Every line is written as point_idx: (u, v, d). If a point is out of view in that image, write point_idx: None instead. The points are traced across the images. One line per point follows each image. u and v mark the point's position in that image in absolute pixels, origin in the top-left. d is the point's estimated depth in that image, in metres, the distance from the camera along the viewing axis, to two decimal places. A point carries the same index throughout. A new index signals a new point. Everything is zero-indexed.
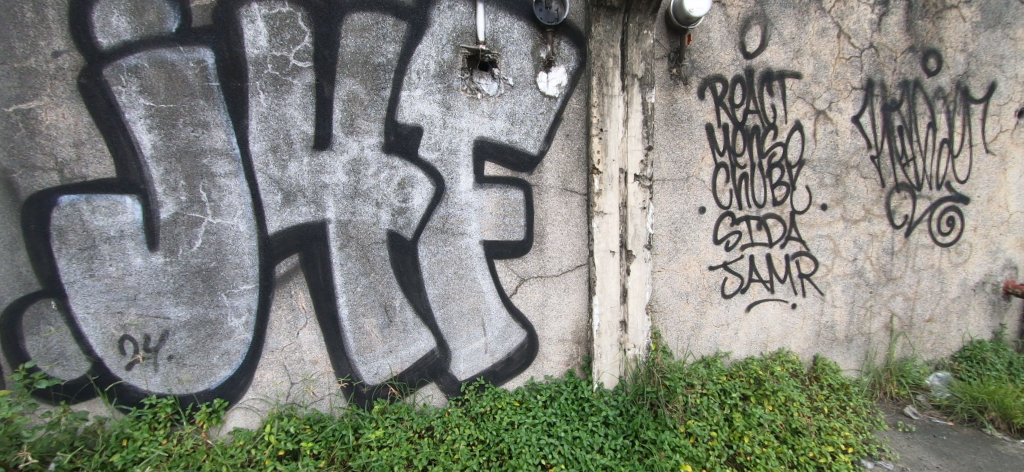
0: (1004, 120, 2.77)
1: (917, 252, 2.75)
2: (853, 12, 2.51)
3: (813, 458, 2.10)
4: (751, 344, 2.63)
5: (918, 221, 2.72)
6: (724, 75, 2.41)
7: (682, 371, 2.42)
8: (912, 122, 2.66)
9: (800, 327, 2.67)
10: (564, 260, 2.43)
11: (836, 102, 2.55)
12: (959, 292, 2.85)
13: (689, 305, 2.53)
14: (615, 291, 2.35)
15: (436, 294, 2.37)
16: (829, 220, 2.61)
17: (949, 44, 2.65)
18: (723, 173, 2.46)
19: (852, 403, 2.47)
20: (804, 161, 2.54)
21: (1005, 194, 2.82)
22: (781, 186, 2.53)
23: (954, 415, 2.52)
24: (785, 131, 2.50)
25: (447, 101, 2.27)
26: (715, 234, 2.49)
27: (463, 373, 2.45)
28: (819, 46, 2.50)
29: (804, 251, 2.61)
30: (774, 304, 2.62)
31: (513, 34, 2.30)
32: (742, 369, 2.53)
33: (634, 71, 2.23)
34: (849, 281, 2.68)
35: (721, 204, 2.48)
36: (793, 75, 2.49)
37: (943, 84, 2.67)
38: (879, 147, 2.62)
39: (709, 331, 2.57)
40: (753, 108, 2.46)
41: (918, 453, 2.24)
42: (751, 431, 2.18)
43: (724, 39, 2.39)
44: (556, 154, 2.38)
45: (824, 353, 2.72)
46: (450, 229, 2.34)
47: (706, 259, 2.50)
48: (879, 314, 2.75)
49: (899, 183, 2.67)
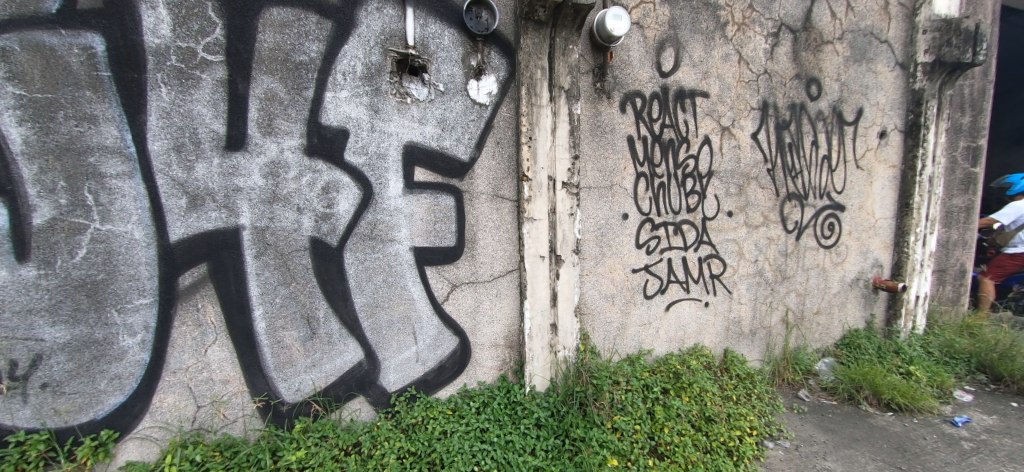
0: (869, 140, 3.25)
1: (805, 253, 3.12)
2: (751, 41, 2.83)
3: (724, 442, 2.29)
4: (670, 341, 2.82)
5: (806, 226, 3.10)
6: (642, 91, 2.60)
7: (609, 369, 2.54)
8: (800, 140, 3.03)
9: (711, 323, 2.91)
10: (495, 266, 2.44)
11: (738, 120, 2.84)
12: (839, 287, 3.27)
13: (615, 306, 2.66)
14: (545, 295, 2.42)
15: (363, 303, 2.28)
16: (734, 225, 2.88)
17: (826, 74, 3.06)
18: (643, 182, 2.63)
19: (756, 390, 2.73)
20: (712, 172, 2.80)
21: (871, 203, 3.30)
22: (693, 194, 2.76)
23: (838, 395, 2.88)
24: (696, 145, 2.74)
25: (375, 104, 2.21)
26: (637, 239, 2.65)
27: (393, 384, 2.38)
28: (723, 69, 2.78)
29: (714, 254, 2.86)
30: (689, 303, 2.84)
31: (443, 40, 2.30)
32: (663, 365, 2.70)
33: (561, 83, 2.34)
34: (752, 280, 2.98)
35: (642, 211, 2.65)
36: (702, 94, 2.74)
37: (823, 108, 3.08)
38: (773, 161, 2.95)
39: (633, 330, 2.72)
40: (669, 123, 2.67)
41: (809, 431, 2.52)
42: (670, 422, 2.33)
43: (643, 58, 2.58)
44: (487, 161, 2.40)
45: (733, 346, 2.99)
46: (379, 236, 2.27)
47: (629, 263, 2.65)
48: (777, 309, 3.08)
49: (790, 193, 3.03)
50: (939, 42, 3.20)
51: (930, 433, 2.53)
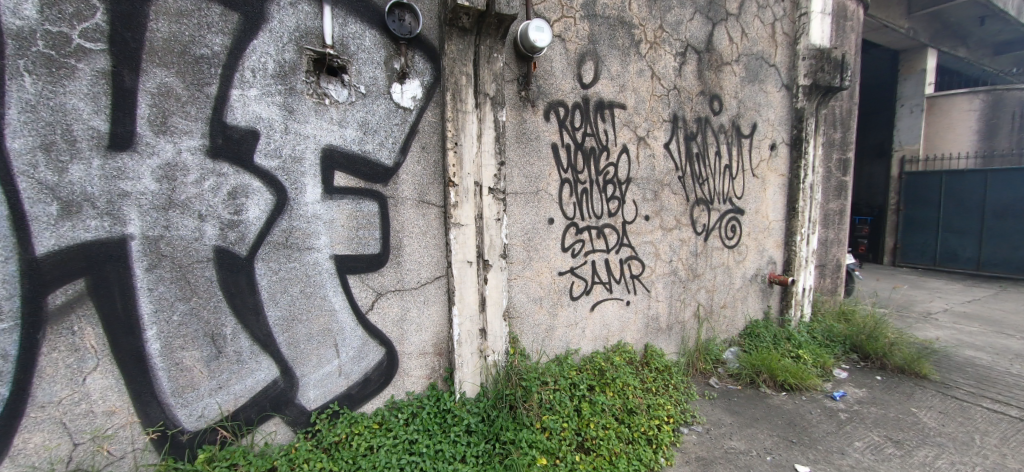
0: (762, 151, 3.66)
1: (712, 253, 3.43)
2: (662, 58, 3.07)
3: (644, 432, 2.43)
4: (596, 340, 2.96)
5: (712, 228, 3.41)
6: (565, 101, 2.71)
7: (538, 370, 2.60)
8: (705, 150, 3.34)
9: (633, 321, 3.10)
10: (422, 273, 2.40)
11: (652, 131, 3.06)
12: (741, 283, 3.64)
13: (543, 309, 2.73)
14: (473, 300, 2.43)
15: (278, 316, 2.13)
16: (651, 228, 3.10)
17: (726, 92, 3.41)
18: (567, 188, 2.74)
19: (672, 381, 2.94)
20: (630, 179, 2.99)
21: (766, 207, 3.72)
22: (614, 199, 2.93)
23: (741, 380, 3.19)
24: (615, 153, 2.91)
25: (289, 105, 2.09)
26: (562, 243, 2.75)
27: (314, 401, 2.24)
28: (638, 84, 2.99)
29: (634, 255, 3.04)
30: (612, 302, 3.00)
31: (364, 41, 2.23)
32: (589, 363, 2.82)
33: (486, 90, 2.38)
34: (667, 279, 3.22)
35: (567, 215, 2.75)
36: (619, 106, 2.92)
37: (724, 122, 3.42)
38: (683, 169, 3.22)
39: (561, 331, 2.81)
40: (590, 132, 2.81)
41: (718, 415, 2.76)
42: (596, 417, 2.42)
43: (565, 69, 2.70)
44: (413, 166, 2.36)
45: (652, 341, 3.20)
46: (295, 244, 2.14)
47: (555, 266, 2.74)
48: (690, 304, 3.35)
49: (698, 198, 3.31)
50: (815, 68, 3.70)
51: (814, 408, 2.87)
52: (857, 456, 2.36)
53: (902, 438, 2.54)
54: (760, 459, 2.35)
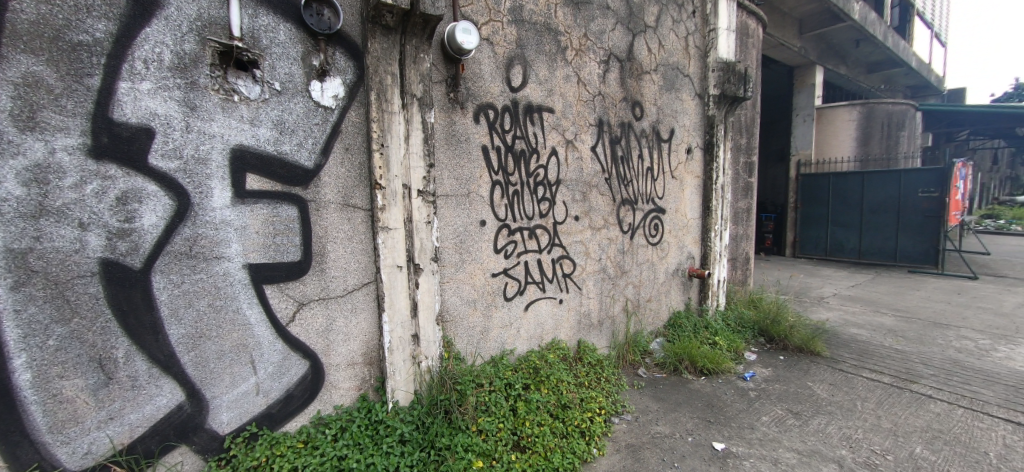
0: (679, 155, 3.94)
1: (638, 250, 3.64)
2: (586, 65, 3.20)
3: (578, 425, 2.51)
4: (531, 339, 3.01)
5: (638, 227, 3.62)
6: (494, 104, 2.73)
7: (474, 372, 2.59)
8: (629, 153, 3.53)
9: (566, 318, 3.20)
10: (349, 279, 2.30)
11: (580, 134, 3.18)
12: (665, 277, 3.89)
13: (477, 311, 2.73)
14: (404, 306, 2.37)
15: (182, 334, 1.92)
16: (581, 228, 3.22)
17: (646, 98, 3.64)
18: (499, 190, 2.77)
19: (604, 374, 3.07)
20: (560, 180, 3.08)
21: (684, 206, 4.02)
22: (545, 201, 3.00)
23: (666, 368, 3.41)
24: (545, 156, 2.99)
25: (191, 100, 1.90)
26: (495, 244, 2.77)
27: (227, 424, 2.05)
28: (565, 89, 3.09)
29: (565, 255, 3.14)
30: (545, 301, 3.07)
31: (278, 34, 2.09)
32: (523, 362, 2.86)
33: (413, 91, 2.33)
34: (598, 276, 3.36)
35: (499, 217, 2.78)
36: (547, 110, 3.00)
37: (645, 127, 3.64)
38: (609, 171, 3.38)
39: (495, 332, 2.83)
40: (519, 135, 2.86)
41: (646, 402, 2.93)
42: (531, 414, 2.46)
43: (493, 72, 2.72)
44: (335, 168, 2.25)
45: (585, 336, 3.32)
46: (202, 253, 1.95)
47: (489, 268, 2.75)
48: (619, 300, 3.52)
49: (624, 199, 3.50)
50: (723, 79, 4.06)
51: (729, 389, 3.14)
52: (764, 429, 2.62)
53: (800, 409, 2.85)
54: (682, 440, 2.51)
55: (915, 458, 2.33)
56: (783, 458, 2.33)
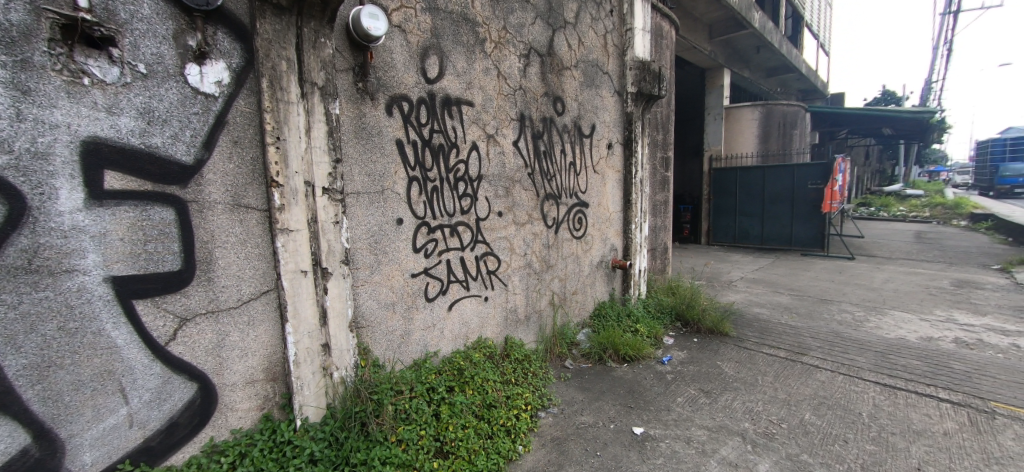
0: (601, 150, 4.05)
1: (563, 244, 3.69)
2: (506, 59, 3.15)
3: (503, 424, 2.48)
4: (455, 339, 2.93)
5: (562, 221, 3.67)
6: (408, 96, 2.59)
7: (393, 379, 2.46)
8: (551, 148, 3.55)
9: (491, 315, 3.16)
10: (243, 288, 2.05)
11: (501, 129, 3.14)
12: (589, 270, 4.00)
13: (396, 315, 2.59)
14: (311, 314, 2.18)
15: (22, 365, 1.59)
16: (504, 224, 3.18)
17: (567, 94, 3.68)
18: (416, 187, 2.64)
19: (530, 369, 3.08)
20: (481, 176, 3.01)
21: (606, 200, 4.14)
22: (466, 197, 2.92)
23: (591, 358, 3.50)
24: (465, 151, 2.91)
25: (22, 83, 1.56)
26: (414, 244, 2.65)
27: (91, 465, 1.75)
28: (485, 82, 3.02)
29: (489, 251, 3.09)
30: (470, 300, 3.00)
31: (141, 8, 1.78)
32: (447, 364, 2.78)
33: (313, 79, 2.13)
34: (523, 271, 3.35)
35: (417, 215, 2.66)
36: (467, 103, 2.91)
37: (567, 122, 3.69)
38: (532, 166, 3.38)
39: (417, 335, 2.71)
40: (437, 128, 2.75)
41: (571, 393, 2.98)
42: (455, 418, 2.38)
43: (407, 62, 2.57)
44: (222, 164, 1.99)
45: (512, 332, 3.31)
46: (46, 267, 1.62)
47: (407, 268, 2.62)
48: (545, 294, 3.55)
49: (547, 193, 3.52)
50: (639, 78, 4.22)
51: (648, 373, 3.29)
52: (679, 410, 2.77)
53: (710, 388, 3.06)
54: (605, 428, 2.58)
55: (804, 424, 2.58)
56: (694, 436, 2.47)
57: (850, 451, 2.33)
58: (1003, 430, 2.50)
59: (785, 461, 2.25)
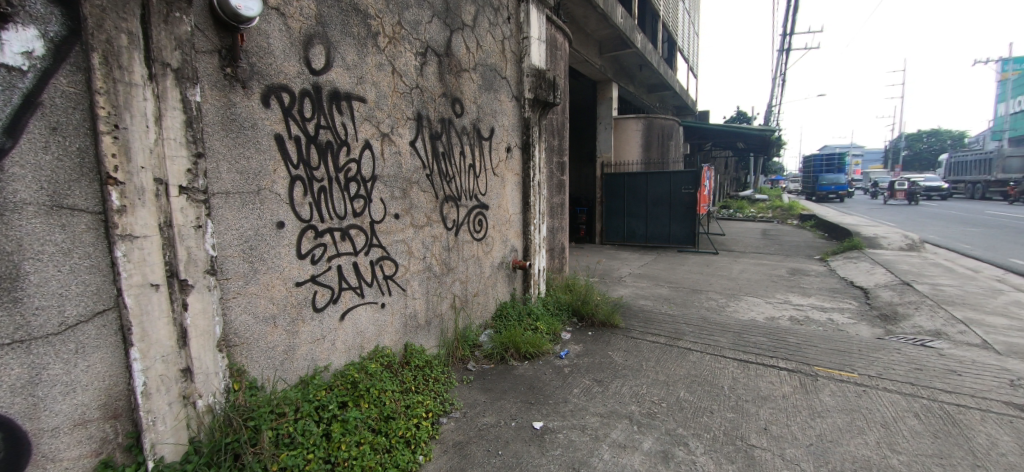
0: (500, 153, 4.13)
1: (463, 246, 3.68)
2: (401, 55, 3.04)
3: (403, 435, 2.37)
4: (349, 350, 2.74)
5: (462, 223, 3.65)
6: (289, 87, 2.35)
7: (273, 401, 2.21)
8: (450, 150, 3.52)
9: (389, 322, 3.01)
10: (69, 309, 1.67)
11: (396, 128, 3.01)
12: (490, 271, 4.04)
13: (277, 329, 2.33)
14: (166, 335, 1.86)
15: None
16: (402, 227, 3.07)
17: (466, 96, 3.68)
18: (299, 187, 2.41)
19: (431, 375, 3.00)
20: (376, 176, 2.87)
21: (505, 202, 4.23)
22: (358, 198, 2.75)
23: (493, 359, 3.54)
24: (357, 149, 2.74)
25: None
26: (298, 249, 2.41)
27: None
28: (378, 78, 2.87)
29: (385, 256, 2.95)
30: (364, 307, 2.83)
31: None
32: (339, 378, 2.58)
33: (165, 58, 1.81)
34: (422, 275, 3.26)
35: (301, 218, 2.43)
36: (358, 99, 2.74)
37: (465, 124, 3.68)
38: (430, 168, 3.31)
39: (303, 350, 2.47)
40: (324, 124, 2.54)
41: (474, 395, 2.97)
42: (348, 435, 2.20)
43: (287, 49, 2.33)
44: (33, 155, 1.58)
45: (412, 339, 3.20)
46: None
47: (290, 276, 2.37)
48: (446, 297, 3.50)
49: (446, 195, 3.47)
50: (535, 85, 4.40)
51: (547, 368, 3.43)
52: (575, 400, 2.92)
53: (603, 376, 3.28)
54: (506, 426, 2.61)
55: (680, 401, 2.91)
56: (588, 424, 2.63)
57: (715, 420, 2.67)
58: (822, 389, 3.09)
59: (664, 436, 2.50)
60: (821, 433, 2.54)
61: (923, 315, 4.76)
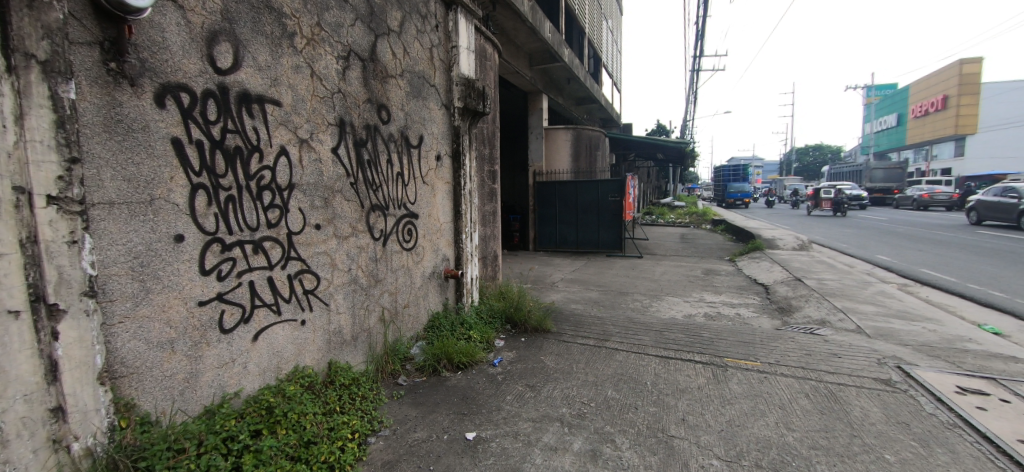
0: (429, 161, 4.07)
1: (392, 257, 3.56)
2: (321, 58, 2.89)
3: (326, 460, 2.22)
4: (264, 373, 2.53)
5: (390, 233, 3.54)
6: (190, 86, 2.13)
7: (170, 436, 1.97)
8: (376, 157, 3.41)
9: (310, 340, 2.83)
10: None
11: (316, 133, 2.86)
12: (421, 281, 3.95)
13: (176, 355, 2.08)
14: (29, 371, 1.58)
15: None
16: (323, 238, 2.90)
17: (393, 103, 3.59)
18: (202, 196, 2.19)
19: (358, 393, 2.86)
20: (293, 185, 2.69)
21: (436, 211, 4.18)
22: (273, 208, 2.57)
23: (425, 371, 3.46)
24: (271, 155, 2.55)
25: None
26: (201, 265, 2.18)
27: None
28: (295, 80, 2.71)
29: (305, 269, 2.77)
30: (281, 325, 2.63)
31: None
32: (252, 404, 2.36)
33: (28, 49, 1.57)
34: (347, 288, 3.10)
35: (204, 230, 2.20)
36: (271, 102, 2.56)
37: (393, 131, 3.59)
38: (355, 176, 3.18)
39: (209, 376, 2.23)
40: (231, 128, 2.34)
41: (405, 411, 2.88)
42: (263, 466, 2.02)
43: (187, 44, 2.11)
44: None
45: (336, 356, 3.03)
46: None
47: (191, 295, 2.14)
48: (374, 310, 3.35)
49: (373, 204, 3.35)
50: (464, 94, 4.42)
51: (480, 377, 3.42)
52: (508, 407, 2.94)
53: (535, 381, 3.34)
54: (438, 440, 2.56)
55: (607, 400, 3.04)
56: (521, 430, 2.66)
57: (638, 416, 2.83)
58: (731, 378, 3.40)
59: (593, 435, 2.60)
60: (730, 419, 2.79)
61: (811, 306, 5.43)
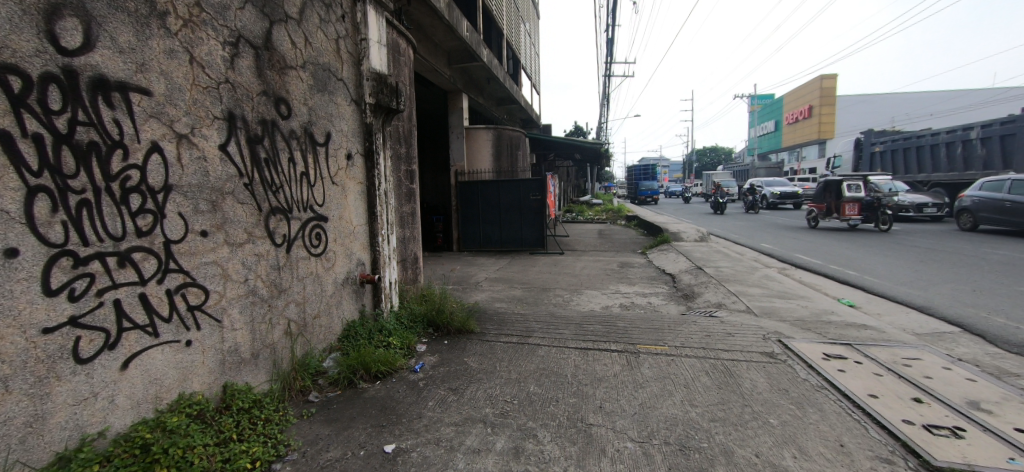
0: (339, 160, 3.82)
1: (298, 264, 3.28)
2: (203, 43, 2.55)
3: None
4: (139, 405, 2.18)
5: (295, 238, 3.26)
6: (21, 68, 1.75)
7: None
8: (275, 155, 3.12)
9: (198, 363, 2.50)
10: None
11: (199, 128, 2.52)
12: (333, 289, 3.69)
13: (12, 396, 1.70)
14: None
15: None
16: (212, 246, 2.58)
17: (293, 96, 3.30)
18: (44, 201, 1.82)
19: (261, 416, 2.61)
20: (171, 186, 2.35)
21: (348, 213, 3.94)
22: (145, 213, 2.22)
23: (340, 385, 3.24)
24: (140, 153, 2.20)
25: None
26: (46, 284, 1.81)
27: None
28: (170, 67, 2.35)
29: (189, 282, 2.44)
30: (159, 349, 2.29)
31: None
32: (124, 443, 2.03)
33: None
34: (244, 301, 2.79)
35: (49, 242, 1.83)
36: (139, 91, 2.20)
37: (294, 127, 3.31)
38: (249, 176, 2.87)
39: (63, 416, 1.87)
40: (83, 119, 1.97)
41: (316, 429, 2.67)
42: None
43: (16, 17, 1.73)
44: None
45: (233, 378, 2.71)
46: None
47: (32, 322, 1.76)
48: (278, 324, 3.06)
49: (273, 207, 3.06)
50: (375, 90, 4.21)
51: (401, 385, 3.29)
52: (430, 414, 2.85)
53: (458, 384, 3.29)
54: (353, 457, 2.40)
55: (529, 395, 3.08)
56: (443, 435, 2.59)
57: (559, 408, 2.90)
58: (642, 363, 3.65)
59: (515, 432, 2.62)
60: (642, 402, 2.98)
61: (709, 291, 6.03)
